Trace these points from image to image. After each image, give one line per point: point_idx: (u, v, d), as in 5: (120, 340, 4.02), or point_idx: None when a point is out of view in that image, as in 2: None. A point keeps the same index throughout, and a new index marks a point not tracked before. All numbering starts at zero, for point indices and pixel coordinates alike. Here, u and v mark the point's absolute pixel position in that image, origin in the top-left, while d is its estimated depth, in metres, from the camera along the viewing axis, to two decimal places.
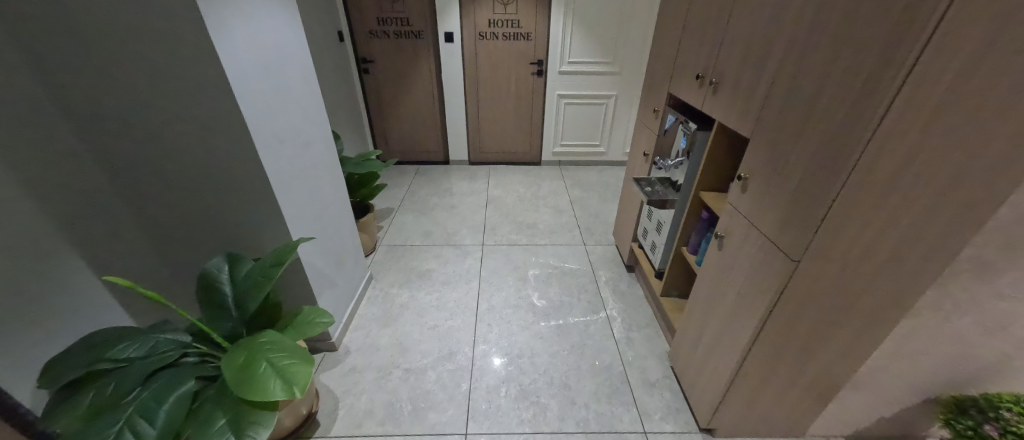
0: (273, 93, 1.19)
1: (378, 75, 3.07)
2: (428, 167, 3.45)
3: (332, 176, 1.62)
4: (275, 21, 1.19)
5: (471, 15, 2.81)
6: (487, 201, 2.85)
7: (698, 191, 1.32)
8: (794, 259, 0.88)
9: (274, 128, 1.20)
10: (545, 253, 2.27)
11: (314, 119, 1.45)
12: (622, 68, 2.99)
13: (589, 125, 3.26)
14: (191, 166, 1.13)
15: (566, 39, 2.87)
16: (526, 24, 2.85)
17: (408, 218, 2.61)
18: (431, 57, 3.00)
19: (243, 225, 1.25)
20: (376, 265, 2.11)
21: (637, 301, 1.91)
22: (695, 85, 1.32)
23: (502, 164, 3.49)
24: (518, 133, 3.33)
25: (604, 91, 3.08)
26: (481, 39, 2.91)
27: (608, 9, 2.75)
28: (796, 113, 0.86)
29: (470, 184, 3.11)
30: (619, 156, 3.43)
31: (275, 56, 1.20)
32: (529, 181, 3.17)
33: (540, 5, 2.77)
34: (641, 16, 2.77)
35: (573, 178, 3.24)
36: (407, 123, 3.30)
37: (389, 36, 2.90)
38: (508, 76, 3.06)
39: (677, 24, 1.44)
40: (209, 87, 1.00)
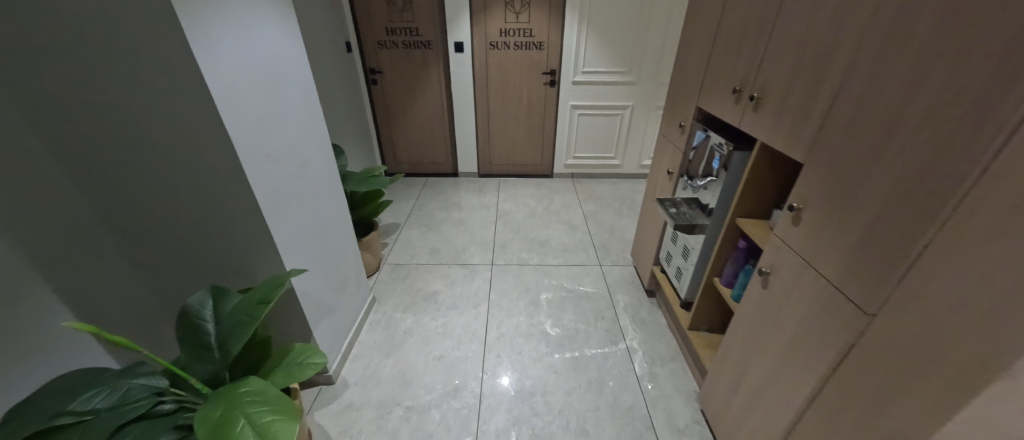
0: (268, 111, 1.09)
1: (386, 86, 3.00)
2: (436, 179, 3.35)
3: (334, 195, 1.53)
4: (274, 34, 1.11)
5: (482, 24, 2.73)
6: (496, 216, 2.73)
7: (735, 218, 1.18)
8: (870, 313, 0.72)
9: (269, 149, 1.10)
10: (559, 274, 2.13)
11: (315, 137, 1.36)
12: (639, 78, 2.85)
13: (603, 136, 3.12)
14: (173, 190, 1.04)
15: (581, 47, 2.76)
16: (538, 33, 2.76)
17: (415, 234, 2.51)
18: (441, 68, 2.92)
19: (232, 252, 1.14)
20: (379, 286, 2.01)
21: (660, 330, 1.75)
22: (730, 100, 1.18)
23: (512, 176, 3.38)
24: (529, 144, 3.22)
25: (620, 101, 2.95)
26: (492, 49, 2.82)
27: (624, 17, 2.63)
28: (867, 138, 0.71)
29: (479, 197, 3.00)
30: (635, 169, 3.28)
31: (273, 71, 1.11)
32: (540, 195, 3.04)
33: (553, 13, 2.67)
34: (660, 24, 2.64)
35: (586, 192, 3.10)
36: (416, 135, 3.22)
37: (398, 46, 2.83)
38: (520, 87, 2.96)
39: (707, 32, 1.32)
40: (190, 106, 0.90)
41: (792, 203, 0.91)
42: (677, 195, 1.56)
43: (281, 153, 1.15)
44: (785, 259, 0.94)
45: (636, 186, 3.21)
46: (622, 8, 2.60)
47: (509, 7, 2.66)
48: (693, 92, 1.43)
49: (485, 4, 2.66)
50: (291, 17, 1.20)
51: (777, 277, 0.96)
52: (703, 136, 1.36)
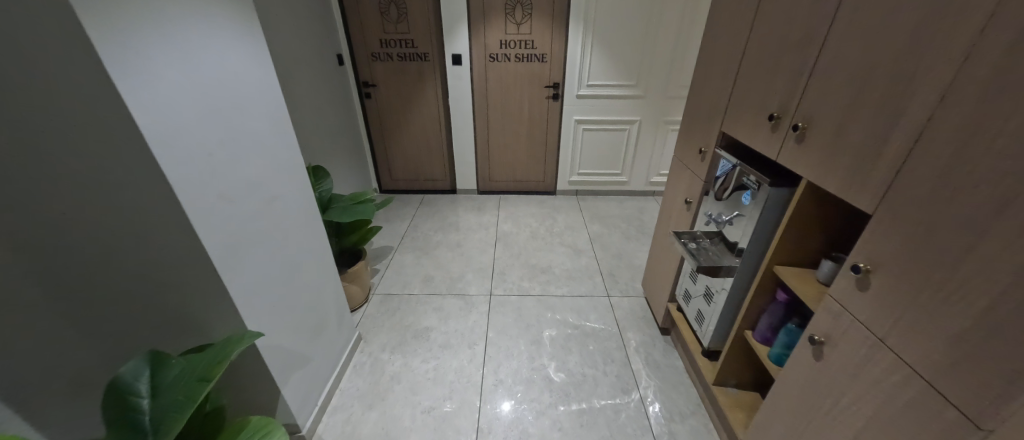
0: (224, 143, 0.93)
1: (380, 100, 2.85)
2: (433, 197, 3.19)
3: (312, 229, 1.36)
4: (231, 54, 0.96)
5: (481, 36, 2.59)
6: (496, 238, 2.55)
7: (773, 266, 1.00)
8: (985, 428, 0.54)
9: (225, 186, 0.94)
10: (563, 307, 1.95)
11: (288, 167, 1.21)
12: (647, 92, 2.70)
13: (609, 152, 2.96)
14: (105, 239, 0.87)
15: (585, 60, 2.61)
16: (540, 45, 2.61)
17: (408, 259, 2.34)
18: (438, 81, 2.78)
19: (182, 308, 0.97)
20: (366, 322, 1.83)
21: (676, 377, 1.56)
22: (762, 128, 1.02)
23: (513, 192, 3.21)
24: (531, 160, 3.06)
25: (627, 116, 2.79)
26: (492, 61, 2.68)
27: (631, 28, 2.49)
28: (974, 196, 0.54)
29: (477, 217, 2.83)
30: (643, 186, 3.11)
31: (231, 96, 0.96)
32: (543, 214, 2.87)
33: (556, 24, 2.54)
34: (669, 35, 2.50)
35: (591, 211, 2.93)
36: (412, 150, 3.07)
37: (393, 58, 2.69)
38: (521, 100, 2.81)
39: (733, 47, 1.16)
40: (114, 142, 0.74)
41: (856, 262, 0.73)
42: (698, 228, 1.38)
43: (241, 191, 0.99)
44: (846, 330, 0.76)
45: (644, 204, 3.04)
46: (629, 19, 2.46)
47: (509, 18, 2.53)
48: (714, 115, 1.26)
49: (484, 15, 2.53)
50: (254, 33, 1.05)
51: (835, 350, 0.78)
52: (729, 166, 1.19)
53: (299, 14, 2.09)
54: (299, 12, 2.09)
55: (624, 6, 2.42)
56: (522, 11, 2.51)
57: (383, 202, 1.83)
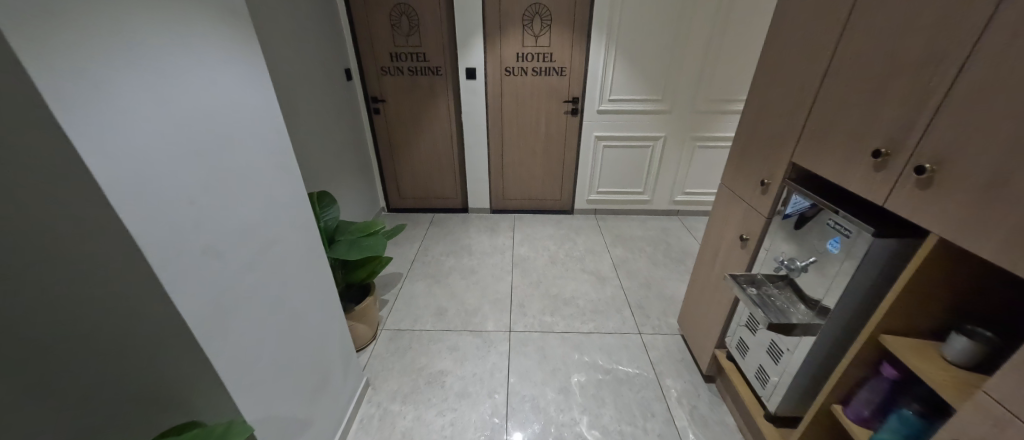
0: (210, 186, 0.76)
1: (389, 115, 2.72)
2: (444, 216, 3.03)
3: (316, 270, 1.20)
4: (222, 77, 0.80)
5: (496, 49, 2.45)
6: (513, 264, 2.38)
7: (882, 336, 0.80)
8: None
9: (211, 239, 0.77)
10: (591, 346, 1.76)
11: (289, 205, 1.04)
12: (674, 106, 2.53)
13: (631, 170, 2.79)
14: (59, 309, 0.69)
15: (607, 73, 2.46)
16: (559, 58, 2.46)
17: (419, 288, 2.17)
18: (450, 96, 2.64)
19: (159, 384, 0.80)
20: (375, 364, 1.65)
21: (729, 437, 1.36)
22: (861, 165, 0.84)
23: (528, 211, 3.05)
24: (547, 178, 2.90)
25: (651, 132, 2.63)
26: (508, 75, 2.53)
27: (658, 39, 2.33)
28: None
29: (491, 239, 2.66)
30: (666, 205, 2.93)
31: (220, 128, 0.79)
32: (561, 236, 2.70)
33: (577, 36, 2.39)
34: (698, 47, 2.34)
35: (612, 232, 2.75)
36: (422, 168, 2.92)
37: (403, 72, 2.56)
38: (538, 116, 2.66)
39: (810, 66, 0.99)
40: (64, 198, 0.57)
41: None
42: (761, 271, 1.20)
43: (231, 241, 0.82)
44: None
45: (668, 225, 2.85)
46: (656, 30, 2.31)
47: (527, 30, 2.39)
48: (782, 143, 1.09)
49: (501, 27, 2.39)
50: (251, 53, 0.90)
51: None
52: (806, 204, 1.01)
53: (304, 27, 1.96)
54: (304, 25, 1.96)
55: (650, 16, 2.27)
56: (541, 23, 2.37)
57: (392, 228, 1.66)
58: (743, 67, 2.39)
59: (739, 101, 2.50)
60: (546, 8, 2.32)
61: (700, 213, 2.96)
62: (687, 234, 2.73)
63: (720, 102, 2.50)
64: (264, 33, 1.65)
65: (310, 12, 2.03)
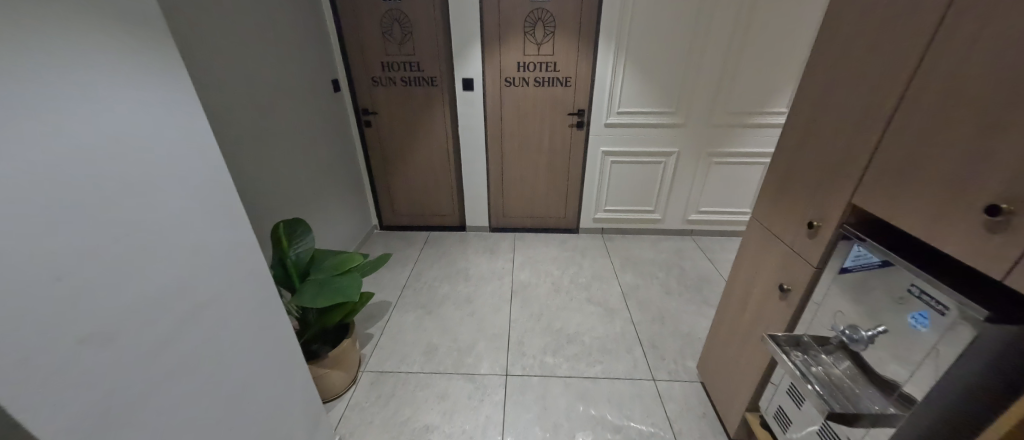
0: (92, 251, 0.58)
1: (380, 128, 2.54)
2: (440, 235, 2.84)
3: (272, 325, 1.01)
4: (115, 105, 0.61)
5: (495, 58, 2.27)
6: (512, 292, 2.17)
7: None
8: None
9: (93, 319, 0.58)
10: (599, 396, 1.54)
11: (229, 254, 0.85)
12: (688, 119, 2.32)
13: (641, 187, 2.58)
14: None
15: (615, 84, 2.26)
16: (564, 67, 2.28)
17: (408, 320, 1.98)
18: (446, 107, 2.45)
19: None
20: (352, 416, 1.46)
21: None
22: (963, 221, 0.63)
23: (530, 230, 2.85)
24: (550, 195, 2.71)
25: (663, 147, 2.42)
26: (508, 86, 2.35)
27: (672, 47, 2.13)
28: None
29: (489, 262, 2.47)
30: (679, 224, 2.71)
31: (109, 171, 0.60)
32: (565, 259, 2.49)
33: (583, 44, 2.20)
34: (716, 54, 2.13)
35: (621, 255, 2.54)
36: (417, 183, 2.75)
37: (395, 82, 2.39)
38: (540, 129, 2.47)
39: (878, 87, 0.78)
40: None
41: None
42: (809, 330, 0.98)
43: (130, 315, 0.63)
44: None
45: (682, 247, 2.63)
46: (670, 37, 2.11)
47: (529, 37, 2.21)
48: (838, 181, 0.88)
49: (500, 34, 2.21)
50: (169, 71, 0.71)
51: None
52: (875, 259, 0.80)
53: (281, 36, 1.80)
54: (282, 34, 1.80)
55: (663, 22, 2.07)
56: (543, 30, 2.18)
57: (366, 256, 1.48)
58: (766, 77, 2.17)
59: (761, 113, 2.27)
60: (549, 14, 2.14)
61: (716, 233, 2.73)
62: (702, 257, 2.50)
63: (739, 114, 2.29)
64: (232, 43, 1.48)
65: (291, 20, 1.87)
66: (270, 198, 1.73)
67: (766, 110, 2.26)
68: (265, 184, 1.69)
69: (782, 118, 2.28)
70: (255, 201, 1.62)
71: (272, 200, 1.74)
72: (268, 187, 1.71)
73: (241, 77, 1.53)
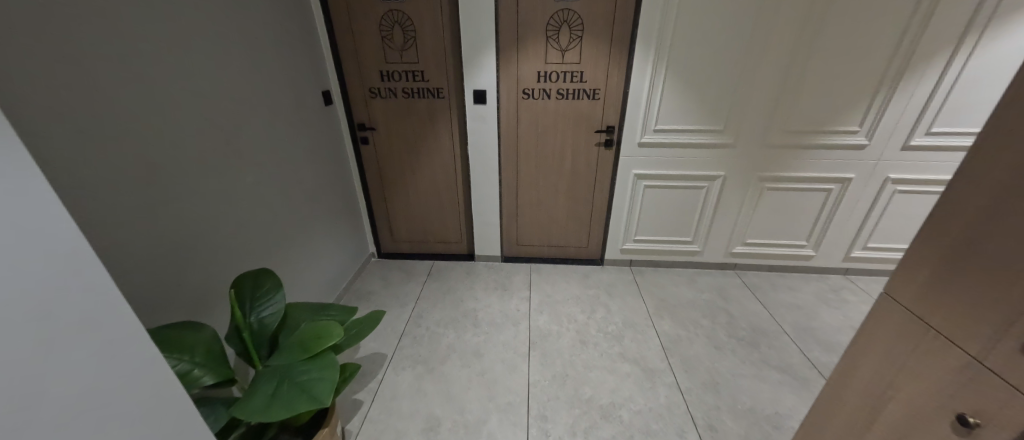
0: None
1: (379, 145, 2.23)
2: (446, 265, 2.51)
3: None
4: None
5: (512, 66, 1.95)
6: (530, 345, 1.83)
7: None
8: None
9: None
10: None
11: (83, 394, 0.50)
12: (738, 138, 1.97)
13: (678, 216, 2.23)
14: None
15: (653, 97, 1.92)
16: (592, 77, 1.95)
17: (406, 380, 1.64)
18: (454, 123, 2.13)
19: None
20: None
21: None
22: None
23: (547, 261, 2.51)
24: (571, 222, 2.38)
25: (706, 170, 2.07)
26: (526, 99, 2.02)
27: (723, 54, 1.79)
28: None
29: (502, 301, 2.13)
30: (721, 258, 2.35)
31: None
32: (590, 299, 2.14)
33: (616, 51, 1.87)
34: (776, 63, 1.78)
35: (655, 294, 2.18)
36: (421, 207, 2.43)
37: (395, 94, 2.08)
38: (563, 148, 2.15)
39: None
40: None
41: None
42: None
43: None
44: None
45: (725, 284, 2.27)
46: (720, 42, 1.76)
47: (552, 43, 1.89)
48: None
49: (518, 39, 1.89)
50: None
51: None
52: None
53: (258, 41, 1.50)
54: (259, 40, 1.50)
55: (714, 23, 1.73)
56: (568, 34, 1.86)
57: (349, 308, 1.37)
58: (836, 89, 1.81)
59: (826, 132, 1.91)
60: (577, 16, 1.82)
61: (764, 268, 2.36)
62: (752, 299, 2.14)
63: (800, 134, 1.93)
64: (185, 51, 1.18)
65: (271, 23, 1.57)
66: (238, 238, 1.41)
67: (833, 128, 1.90)
68: (231, 221, 1.37)
69: (852, 139, 1.92)
70: (216, 245, 1.30)
71: (241, 239, 1.42)
72: (235, 225, 1.39)
73: (199, 92, 1.23)
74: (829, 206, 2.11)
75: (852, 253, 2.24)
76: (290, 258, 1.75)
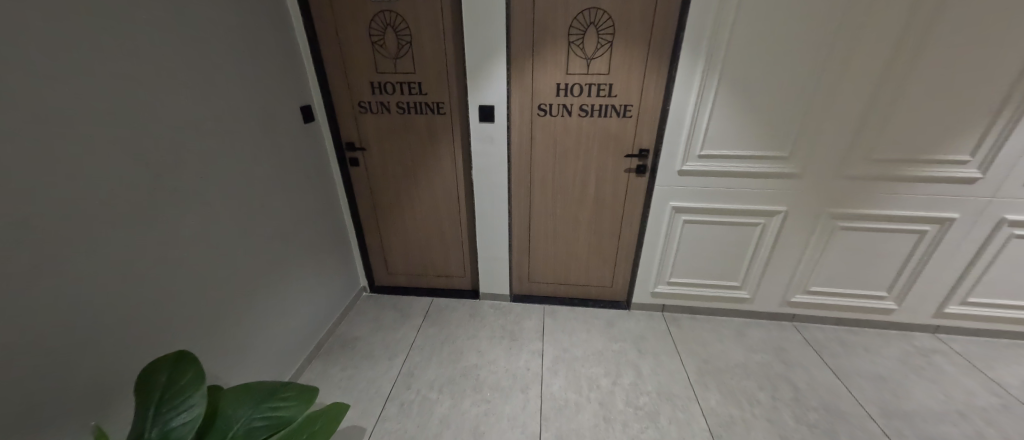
0: None
1: (370, 168, 1.93)
2: (446, 303, 2.18)
3: None
4: None
5: (526, 77, 1.62)
6: (541, 421, 1.47)
7: None
8: None
9: None
10: None
11: None
12: (809, 167, 1.58)
13: (724, 257, 1.85)
14: None
15: (701, 115, 1.55)
16: (623, 91, 1.60)
17: None
18: (457, 142, 1.81)
19: None
20: None
21: None
22: None
23: (563, 302, 2.16)
24: (593, 258, 2.03)
25: (764, 204, 1.68)
26: (541, 116, 1.69)
27: (795, 64, 1.42)
28: None
29: (509, 356, 1.79)
30: (775, 307, 1.94)
31: None
32: (615, 357, 1.78)
33: (654, 58, 1.52)
34: (865, 75, 1.40)
35: (695, 352, 1.80)
36: (419, 237, 2.12)
37: (388, 109, 1.77)
38: (585, 174, 1.81)
39: None
40: None
41: None
42: None
43: None
44: None
45: (782, 341, 1.86)
46: (792, 49, 1.39)
47: (574, 50, 1.55)
48: None
49: (534, 44, 1.56)
50: None
51: None
52: None
53: (210, 50, 1.21)
54: (211, 47, 1.22)
55: (785, 25, 1.36)
56: (595, 39, 1.52)
57: (309, 388, 1.07)
58: (941, 109, 1.42)
59: (926, 162, 1.50)
60: (607, 17, 1.48)
61: (829, 321, 1.94)
62: (819, 364, 1.72)
63: (890, 163, 1.53)
64: (95, 63, 0.90)
65: (232, 27, 1.29)
66: (168, 295, 1.11)
67: (937, 157, 1.49)
68: (158, 276, 1.07)
69: (960, 170, 1.50)
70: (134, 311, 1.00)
71: (172, 298, 1.12)
72: (165, 280, 1.10)
73: (115, 115, 0.94)
74: (920, 252, 1.69)
75: (946, 309, 1.80)
76: (254, 308, 1.45)
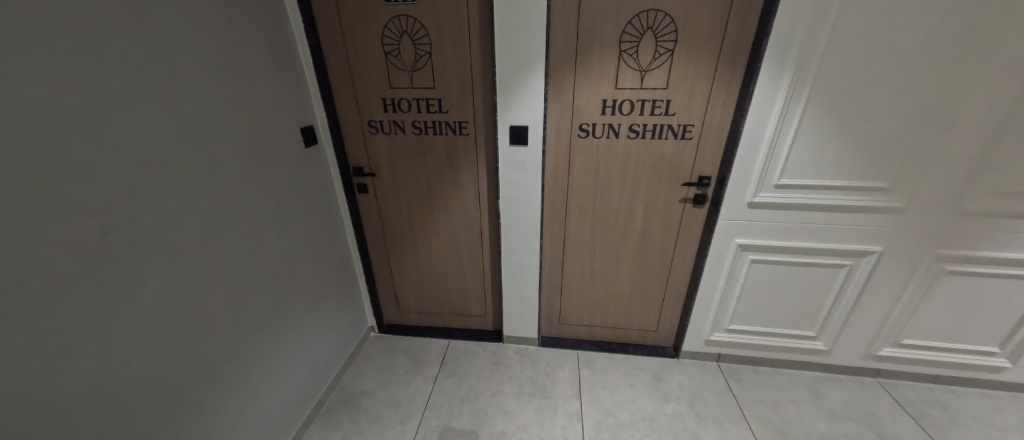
0: None
1: (380, 195, 1.68)
2: (465, 347, 1.91)
3: None
4: None
5: (567, 92, 1.36)
6: None
7: None
8: None
9: None
10: None
11: None
12: (912, 200, 1.29)
13: (797, 303, 1.55)
14: None
15: (780, 138, 1.27)
16: (684, 109, 1.33)
17: None
18: (482, 168, 1.56)
19: None
20: None
21: None
22: None
23: (599, 347, 1.87)
24: (636, 299, 1.75)
25: (852, 244, 1.39)
26: (583, 137, 1.43)
27: (906, 78, 1.14)
28: None
29: (544, 421, 1.50)
30: (856, 361, 1.64)
31: None
32: (672, 423, 1.48)
33: (725, 70, 1.26)
34: (999, 91, 1.12)
35: (767, 418, 1.50)
36: (434, 272, 1.86)
37: (403, 130, 1.52)
38: (632, 205, 1.53)
39: None
40: None
41: None
42: None
43: None
44: None
45: (870, 404, 1.55)
46: (905, 60, 1.12)
47: (627, 61, 1.29)
48: None
49: (578, 54, 1.30)
50: None
51: None
52: None
53: (194, 63, 0.97)
54: (197, 62, 0.98)
55: (899, 29, 1.09)
56: (653, 48, 1.26)
57: None
58: None
59: None
60: (670, 22, 1.22)
61: (922, 378, 1.63)
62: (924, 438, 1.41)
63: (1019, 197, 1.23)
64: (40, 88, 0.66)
65: (220, 34, 1.05)
66: (138, 379, 0.86)
67: None
68: (125, 359, 0.82)
69: None
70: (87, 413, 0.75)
71: (145, 382, 0.87)
72: (133, 360, 0.84)
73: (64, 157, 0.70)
74: None
75: None
76: (247, 373, 1.19)
